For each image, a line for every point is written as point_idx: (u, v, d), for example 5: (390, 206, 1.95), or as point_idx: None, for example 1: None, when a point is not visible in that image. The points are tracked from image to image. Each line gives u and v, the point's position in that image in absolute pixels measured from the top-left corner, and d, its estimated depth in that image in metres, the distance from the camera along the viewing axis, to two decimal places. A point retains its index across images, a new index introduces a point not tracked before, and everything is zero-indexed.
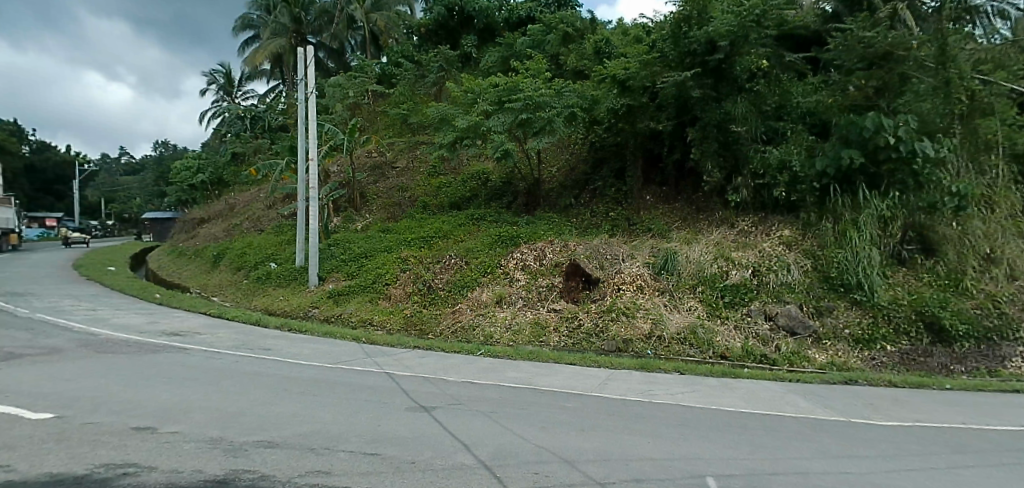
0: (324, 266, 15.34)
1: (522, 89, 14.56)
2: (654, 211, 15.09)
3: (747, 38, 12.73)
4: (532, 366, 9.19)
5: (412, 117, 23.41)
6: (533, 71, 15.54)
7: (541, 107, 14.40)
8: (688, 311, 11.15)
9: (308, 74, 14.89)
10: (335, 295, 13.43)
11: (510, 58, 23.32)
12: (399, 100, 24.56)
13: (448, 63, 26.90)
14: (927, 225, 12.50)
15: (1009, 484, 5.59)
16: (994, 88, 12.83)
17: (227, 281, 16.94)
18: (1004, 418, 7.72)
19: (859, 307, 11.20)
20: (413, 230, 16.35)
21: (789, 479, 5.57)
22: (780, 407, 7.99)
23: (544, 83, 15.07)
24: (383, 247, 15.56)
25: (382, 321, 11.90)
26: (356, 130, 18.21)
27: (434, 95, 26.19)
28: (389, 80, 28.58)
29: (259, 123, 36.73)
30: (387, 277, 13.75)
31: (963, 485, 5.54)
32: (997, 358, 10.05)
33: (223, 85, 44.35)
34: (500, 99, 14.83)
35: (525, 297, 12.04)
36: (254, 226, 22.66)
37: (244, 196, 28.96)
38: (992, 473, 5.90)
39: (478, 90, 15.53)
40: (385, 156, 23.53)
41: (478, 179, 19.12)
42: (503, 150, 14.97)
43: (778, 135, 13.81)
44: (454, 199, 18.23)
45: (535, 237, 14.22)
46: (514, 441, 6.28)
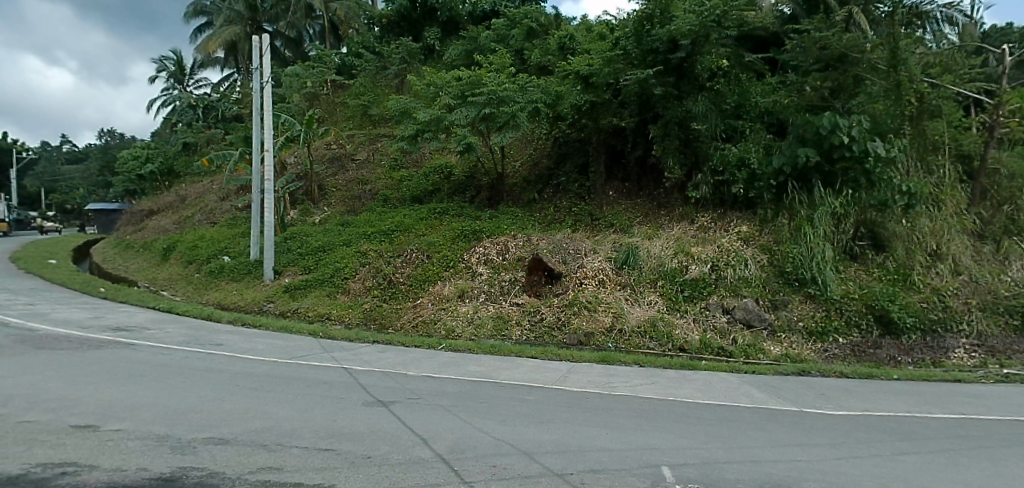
0: (280, 259, 15.03)
1: (485, 83, 14.48)
2: (616, 206, 15.21)
3: (707, 38, 12.96)
4: (493, 360, 9.21)
5: (373, 108, 23.02)
6: (497, 65, 15.50)
7: (504, 101, 14.32)
8: (649, 304, 11.32)
9: (264, 63, 14.48)
10: (291, 290, 13.18)
11: (473, 51, 23.23)
12: (360, 91, 24.09)
13: (410, 55, 26.53)
14: (878, 222, 12.92)
15: (947, 470, 5.87)
16: (942, 90, 13.37)
17: (178, 274, 16.44)
18: (945, 406, 8.11)
19: (812, 301, 11.55)
20: (373, 224, 16.12)
21: (741, 467, 5.73)
22: (735, 398, 8.20)
23: (508, 78, 15.02)
24: (342, 241, 15.33)
25: (341, 315, 11.75)
26: (316, 121, 17.84)
27: (395, 87, 25.78)
28: (350, 72, 27.99)
29: (213, 112, 35.62)
30: (346, 271, 13.56)
31: (903, 471, 5.80)
32: (942, 350, 10.51)
33: (174, 72, 42.72)
34: (463, 93, 14.73)
35: (488, 291, 12.05)
36: (206, 219, 22.04)
37: (196, 188, 28.10)
38: (935, 460, 6.19)
39: (440, 84, 15.36)
40: (345, 149, 23.12)
41: (441, 173, 18.97)
42: (465, 144, 14.86)
43: (736, 133, 14.07)
44: (416, 193, 18.05)
45: (497, 232, 14.18)
46: (472, 434, 6.30)
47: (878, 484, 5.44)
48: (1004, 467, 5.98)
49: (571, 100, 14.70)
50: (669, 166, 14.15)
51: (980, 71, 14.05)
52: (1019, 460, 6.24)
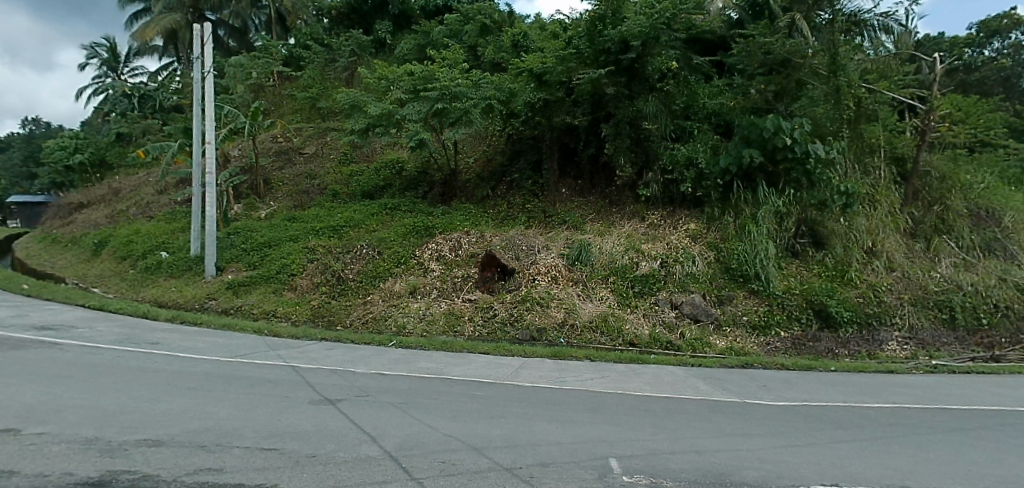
0: (223, 255, 14.60)
1: (437, 78, 14.36)
2: (569, 203, 15.38)
3: (657, 40, 13.23)
4: (445, 356, 9.20)
5: (322, 101, 22.50)
6: (449, 61, 15.42)
7: (457, 97, 14.26)
8: (600, 300, 11.53)
9: (206, 53, 13.94)
10: (234, 287, 12.82)
11: (425, 46, 23.00)
12: (308, 83, 23.56)
13: (360, 48, 26.06)
14: (818, 221, 13.47)
15: (875, 456, 6.21)
16: (878, 96, 14.12)
17: (111, 271, 15.69)
18: (878, 396, 8.58)
19: (756, 296, 11.99)
20: (321, 219, 15.78)
21: (685, 458, 5.91)
22: (682, 390, 8.45)
23: (461, 74, 14.93)
24: (289, 237, 14.94)
25: (287, 312, 11.50)
26: (261, 113, 17.26)
27: (345, 81, 25.41)
28: (297, 63, 27.21)
29: (150, 102, 34.03)
30: (293, 268, 13.24)
31: (835, 458, 6.10)
32: (876, 342, 11.09)
33: (108, 60, 40.61)
34: (415, 87, 14.57)
35: (440, 287, 12.02)
36: (142, 213, 21.10)
37: (132, 181, 26.86)
38: (865, 447, 6.54)
39: (392, 78, 15.12)
40: (292, 142, 22.51)
41: (392, 168, 18.71)
42: (417, 140, 14.71)
43: (685, 133, 14.43)
44: (367, 188, 17.78)
45: (450, 228, 14.12)
46: (421, 431, 6.28)
47: (812, 470, 5.71)
48: (928, 453, 6.38)
49: (525, 97, 14.80)
50: (621, 164, 14.40)
51: (913, 79, 14.98)
52: (942, 445, 6.66)
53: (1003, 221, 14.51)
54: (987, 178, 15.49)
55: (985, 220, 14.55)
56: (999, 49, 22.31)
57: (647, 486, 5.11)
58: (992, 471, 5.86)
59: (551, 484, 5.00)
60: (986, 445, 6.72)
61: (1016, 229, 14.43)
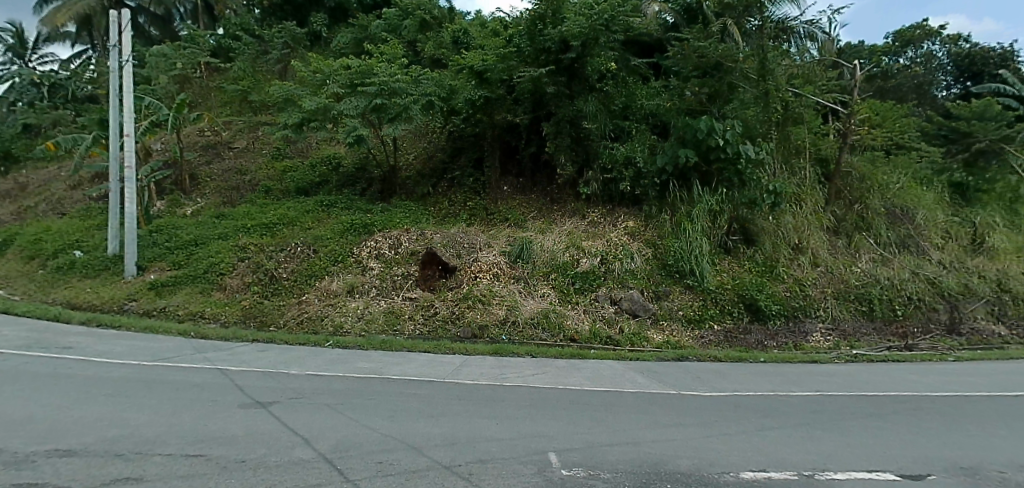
0: (144, 254, 13.85)
1: (376, 73, 14.10)
2: (510, 201, 15.46)
3: (596, 41, 13.45)
4: (384, 356, 9.07)
5: (253, 94, 21.62)
6: (389, 56, 15.19)
7: (396, 93, 14.07)
8: (542, 297, 11.67)
9: (125, 39, 13.18)
10: (158, 287, 12.21)
11: (363, 40, 22.55)
12: (238, 76, 22.69)
13: (294, 40, 25.30)
14: (748, 218, 14.07)
15: (798, 442, 6.56)
16: (803, 100, 14.84)
17: (17, 272, 14.58)
18: (802, 384, 9.07)
19: (691, 291, 12.43)
20: (252, 216, 15.21)
21: (622, 449, 6.07)
22: (620, 384, 8.67)
23: (400, 69, 14.71)
24: (217, 235, 14.34)
25: (216, 313, 11.05)
26: (186, 106, 16.64)
27: (278, 73, 24.62)
28: (225, 54, 26.03)
29: (61, 92, 31.77)
30: (222, 267, 12.74)
31: (761, 445, 6.40)
32: (802, 333, 11.71)
33: (13, 45, 37.67)
34: (353, 82, 14.27)
35: (379, 286, 11.86)
36: (53, 210, 19.70)
37: (41, 176, 25.02)
38: (790, 434, 6.90)
39: (327, 71, 14.76)
40: (220, 136, 21.50)
41: (328, 164, 18.28)
42: (355, 135, 14.39)
43: (624, 133, 14.77)
44: (301, 184, 17.27)
45: (390, 225, 13.92)
46: (359, 432, 6.18)
47: (740, 457, 5.98)
48: (846, 437, 6.80)
49: (465, 94, 14.64)
50: (561, 163, 14.62)
51: (836, 84, 15.78)
52: (859, 430, 7.11)
53: (916, 219, 15.57)
54: (901, 178, 16.60)
55: (900, 218, 15.57)
56: (912, 58, 23.80)
57: (585, 478, 5.22)
58: (902, 453, 6.30)
59: (490, 481, 5.02)
60: (898, 428, 7.22)
61: (927, 226, 15.53)
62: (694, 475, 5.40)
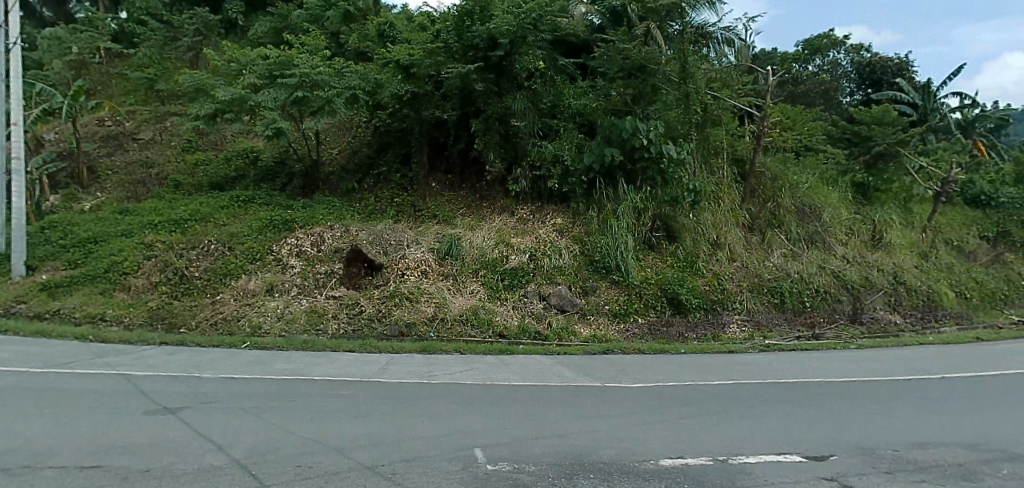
0: (35, 253, 12.76)
1: (296, 64, 13.63)
2: (439, 198, 15.37)
3: (524, 39, 13.58)
4: (306, 356, 8.83)
5: (161, 83, 20.26)
6: (310, 47, 14.69)
7: (318, 85, 13.67)
8: (470, 294, 11.69)
9: (11, 19, 12.05)
10: (51, 289, 11.32)
11: (283, 30, 21.70)
12: (144, 63, 21.30)
13: (207, 27, 24.00)
14: (670, 216, 14.59)
15: (713, 429, 6.90)
16: (721, 103, 15.55)
17: None
18: (719, 374, 9.57)
19: (617, 286, 12.81)
20: (160, 211, 14.32)
21: (546, 442, 6.19)
22: (547, 378, 8.83)
23: (322, 61, 14.30)
24: (120, 231, 13.40)
25: (119, 315, 10.37)
26: (84, 93, 15.56)
27: (189, 62, 23.33)
28: (129, 39, 24.27)
29: None
30: (126, 266, 11.96)
31: (678, 433, 6.68)
32: (720, 325, 12.33)
33: None
34: (271, 73, 13.72)
35: (300, 284, 11.52)
36: None
37: None
38: (706, 421, 7.25)
39: (244, 61, 14.17)
40: (124, 127, 20.04)
41: (245, 158, 17.52)
42: (274, 128, 13.80)
43: (552, 131, 14.99)
44: (216, 179, 16.46)
45: (312, 222, 13.50)
46: (277, 435, 5.99)
47: (658, 445, 6.24)
48: (757, 422, 7.23)
49: (392, 89, 14.38)
50: (490, 160, 14.67)
51: (751, 88, 16.61)
52: (768, 415, 7.58)
53: (822, 217, 16.68)
54: (809, 178, 17.75)
55: (809, 216, 16.65)
56: (820, 65, 25.49)
57: (509, 472, 5.30)
58: (805, 435, 6.77)
59: (414, 479, 5.00)
60: (803, 412, 7.74)
61: (832, 223, 16.68)
62: (615, 464, 5.58)
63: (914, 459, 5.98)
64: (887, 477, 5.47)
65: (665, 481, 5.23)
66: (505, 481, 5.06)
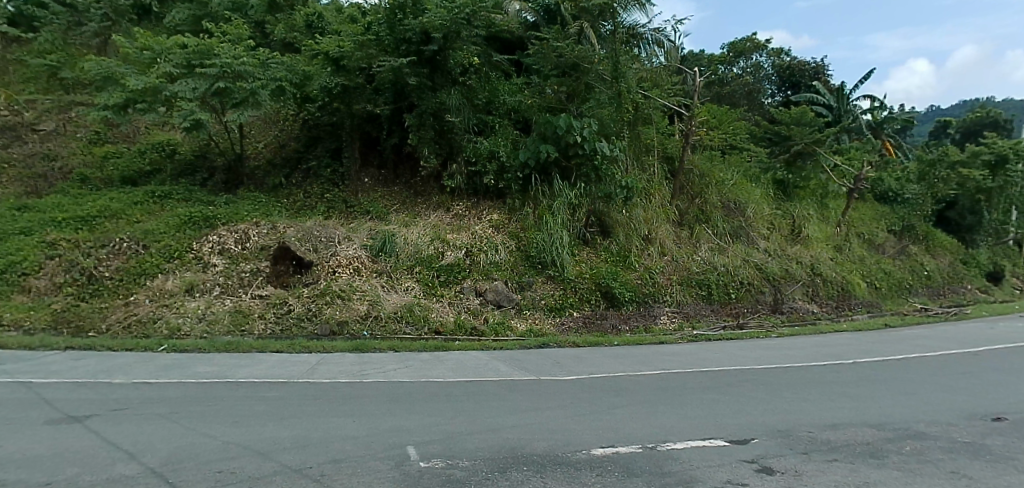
0: None
1: (217, 53, 13.10)
2: (372, 194, 15.12)
3: (457, 34, 13.51)
4: (230, 358, 8.50)
5: (65, 71, 18.78)
6: (232, 36, 14.12)
7: (241, 76, 13.17)
8: (405, 291, 11.60)
9: None
10: None
11: (202, 18, 19.99)
12: (45, 48, 19.79)
13: (117, 12, 22.53)
14: (604, 212, 14.94)
15: (642, 418, 7.13)
16: (651, 102, 16.01)
17: None
18: (650, 364, 9.90)
19: (552, 281, 13.00)
20: (65, 207, 13.33)
21: (480, 437, 6.23)
22: (483, 373, 8.88)
23: (246, 51, 13.76)
24: (18, 229, 12.36)
25: (17, 319, 9.64)
26: None
27: (97, 48, 21.89)
28: (26, 22, 22.30)
29: None
30: (25, 266, 11.10)
31: (608, 424, 6.85)
32: (652, 316, 12.76)
33: None
34: (189, 62, 13.13)
35: (224, 284, 11.09)
36: None
37: None
38: (636, 410, 7.49)
39: (158, 49, 13.44)
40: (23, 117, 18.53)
41: (162, 151, 16.65)
42: (192, 120, 13.05)
43: (487, 127, 15.04)
44: (128, 173, 15.51)
45: (236, 218, 12.98)
46: (197, 441, 5.75)
47: (590, 435, 6.39)
48: (683, 410, 7.52)
49: (321, 81, 14.05)
50: (424, 155, 14.57)
51: (680, 88, 17.07)
52: (694, 403, 7.90)
53: (746, 212, 17.50)
54: (733, 176, 18.56)
55: (734, 212, 17.43)
56: (743, 67, 26.51)
57: (442, 469, 5.28)
58: (728, 421, 7.09)
59: (343, 480, 4.91)
60: (728, 399, 8.13)
61: (755, 218, 17.53)
62: (547, 456, 5.68)
63: (828, 440, 6.38)
64: (802, 457, 5.81)
65: (596, 469, 5.37)
66: (438, 478, 5.04)
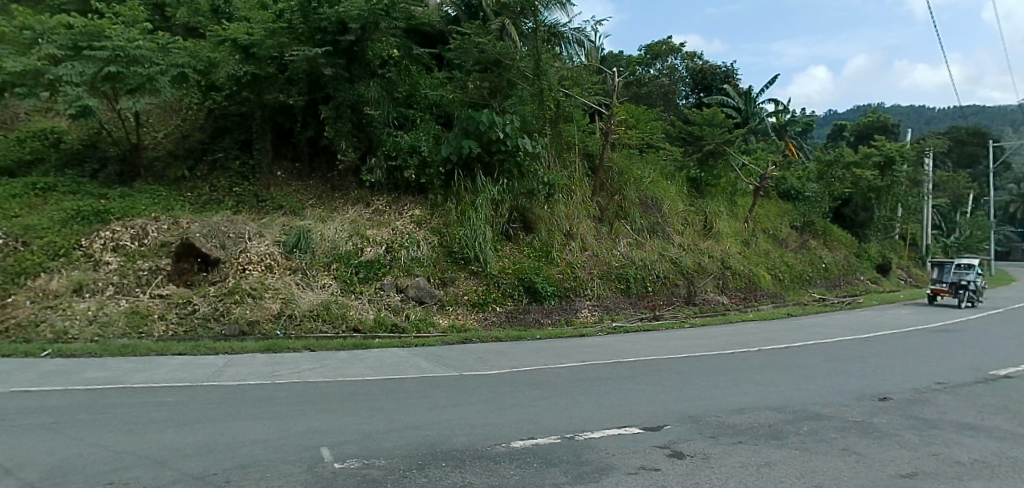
0: None
1: (109, 35, 12.16)
2: (286, 188, 14.60)
3: (376, 26, 13.25)
4: (124, 363, 7.95)
5: None
6: (126, 18, 13.17)
7: (137, 61, 12.30)
8: (322, 288, 11.32)
9: None
10: None
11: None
12: None
13: None
14: (527, 207, 15.14)
15: (559, 409, 7.29)
16: (572, 100, 16.35)
17: None
18: (569, 357, 10.15)
19: (475, 277, 13.06)
20: None
21: (398, 435, 6.16)
22: (403, 370, 8.78)
23: (142, 35, 12.89)
24: None
25: None
26: None
27: None
28: None
29: None
30: None
31: (527, 417, 6.94)
32: (573, 310, 13.07)
33: None
34: (76, 44, 12.11)
35: (117, 283, 10.36)
36: None
37: None
38: (555, 402, 7.66)
39: (40, 28, 12.30)
40: None
41: (45, 139, 15.24)
42: (79, 107, 12.05)
43: (408, 122, 14.88)
44: (6, 163, 14.09)
45: (132, 213, 12.15)
46: (85, 452, 5.34)
47: (510, 428, 6.47)
48: (599, 400, 7.77)
49: (227, 69, 13.30)
50: (342, 148, 14.20)
51: (599, 88, 17.57)
52: (610, 392, 8.18)
53: (662, 208, 18.23)
54: (651, 174, 19.28)
55: (651, 208, 18.10)
56: (660, 69, 27.75)
57: (358, 469, 5.18)
58: (641, 409, 7.38)
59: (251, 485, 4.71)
60: (641, 388, 8.46)
61: (671, 214, 18.30)
62: (466, 451, 5.69)
63: (732, 424, 6.77)
64: (709, 441, 6.13)
65: (514, 462, 5.43)
66: (353, 478, 4.92)
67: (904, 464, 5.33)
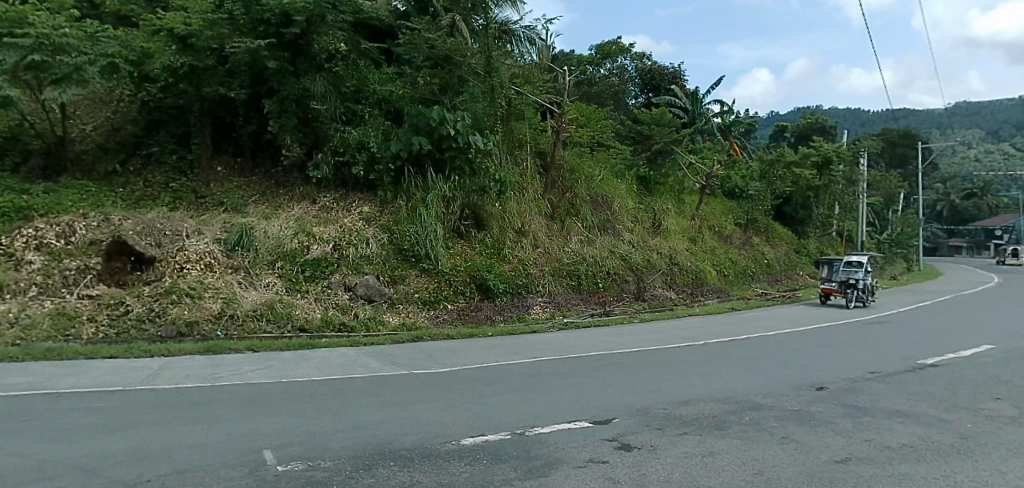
0: None
1: (31, 22, 11.48)
2: (227, 184, 14.14)
3: (322, 18, 13.03)
4: (48, 367, 7.52)
5: None
6: (51, 4, 12.52)
7: (62, 49, 11.67)
8: (266, 287, 11.03)
9: None
10: None
11: None
12: None
13: None
14: (478, 204, 15.17)
15: (508, 405, 7.34)
16: (524, 98, 16.46)
17: None
18: (519, 353, 10.23)
19: (427, 274, 12.99)
20: None
21: (345, 435, 6.07)
22: (351, 370, 8.65)
23: (69, 22, 12.30)
24: None
25: None
26: None
27: None
28: None
29: None
30: None
31: (476, 414, 6.95)
32: (524, 307, 13.15)
33: None
34: None
35: (41, 284, 9.82)
36: None
37: None
38: (504, 398, 7.70)
39: None
40: None
41: None
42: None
43: (357, 117, 14.65)
44: None
45: (59, 209, 11.52)
46: (5, 462, 5.04)
47: (460, 426, 6.46)
48: (547, 396, 7.85)
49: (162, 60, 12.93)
50: (287, 143, 13.89)
51: (550, 86, 17.77)
52: (558, 388, 8.29)
53: (612, 206, 18.56)
54: (601, 172, 19.59)
55: (601, 206, 18.40)
56: (610, 68, 28.31)
57: (303, 471, 5.08)
58: (587, 403, 7.51)
59: None
60: (589, 382, 8.61)
61: (621, 212, 18.65)
62: (414, 450, 5.66)
63: (677, 416, 6.96)
64: (655, 432, 6.29)
65: (463, 459, 5.44)
66: (297, 480, 4.81)
67: (836, 450, 5.61)
